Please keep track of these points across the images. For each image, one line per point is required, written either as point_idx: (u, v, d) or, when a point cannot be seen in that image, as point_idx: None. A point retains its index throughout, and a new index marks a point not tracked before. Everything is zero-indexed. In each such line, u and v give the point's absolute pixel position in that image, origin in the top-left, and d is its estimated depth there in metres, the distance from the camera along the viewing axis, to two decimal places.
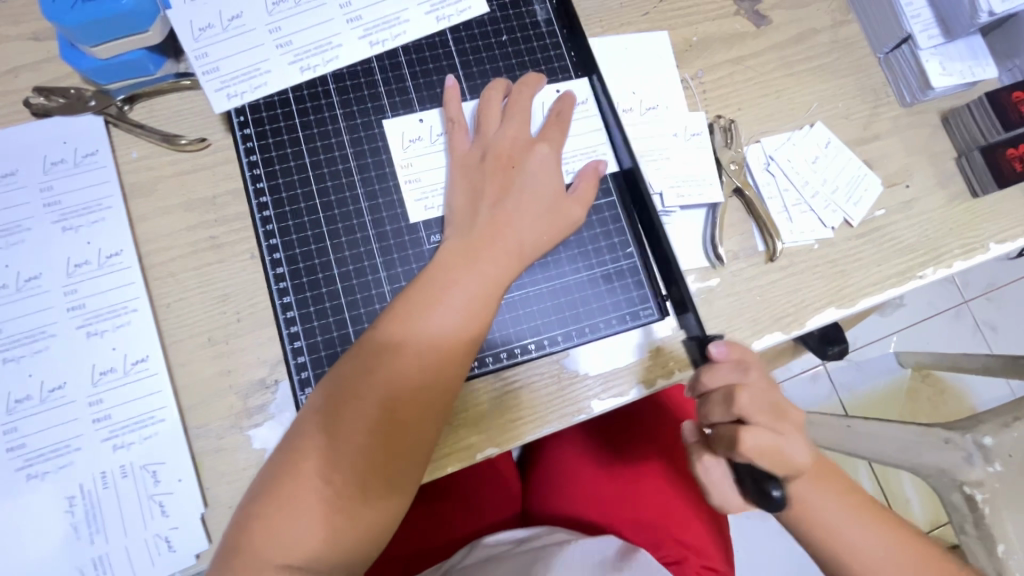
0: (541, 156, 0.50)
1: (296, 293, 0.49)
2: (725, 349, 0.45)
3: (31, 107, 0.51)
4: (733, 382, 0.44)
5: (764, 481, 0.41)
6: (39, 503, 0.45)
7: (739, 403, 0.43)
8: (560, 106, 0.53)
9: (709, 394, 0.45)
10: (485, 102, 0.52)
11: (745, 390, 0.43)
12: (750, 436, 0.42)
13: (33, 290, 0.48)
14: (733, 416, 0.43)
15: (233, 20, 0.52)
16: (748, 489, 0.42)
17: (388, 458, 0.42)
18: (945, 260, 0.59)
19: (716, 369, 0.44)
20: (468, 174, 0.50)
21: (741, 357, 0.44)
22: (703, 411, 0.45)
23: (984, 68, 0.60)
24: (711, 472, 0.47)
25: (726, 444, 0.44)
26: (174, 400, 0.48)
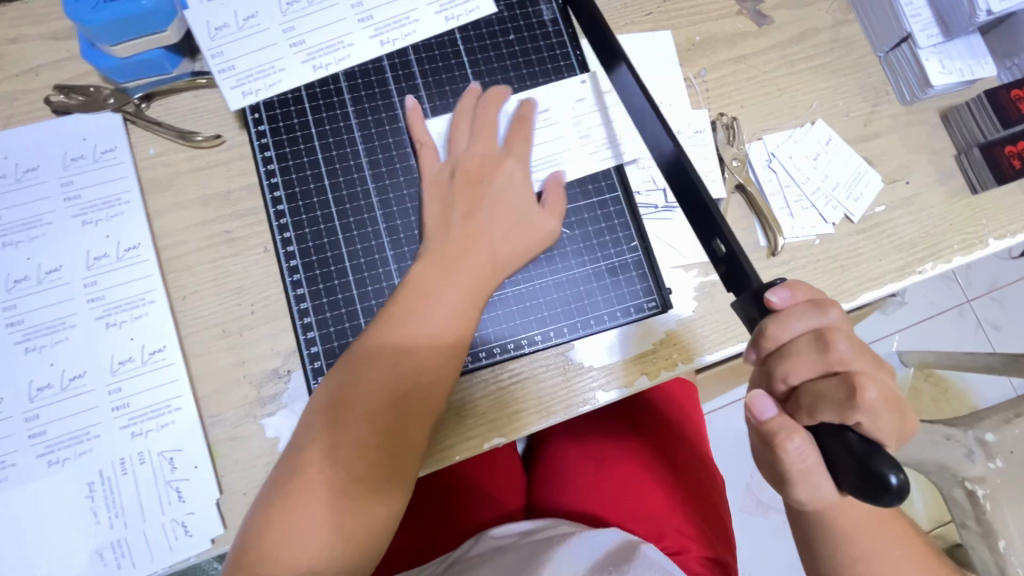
0: (507, 170, 0.52)
1: (308, 285, 0.51)
2: (795, 293, 0.38)
3: (51, 105, 0.53)
4: (818, 328, 0.37)
5: (877, 459, 0.32)
6: (59, 488, 0.46)
7: (838, 351, 0.36)
8: (522, 113, 0.54)
9: (793, 346, 0.37)
10: (455, 113, 0.54)
11: (842, 336, 0.36)
12: (870, 385, 0.34)
13: (54, 282, 0.50)
14: (828, 368, 0.36)
15: (248, 20, 0.53)
16: (853, 467, 0.33)
17: (382, 463, 0.43)
18: (945, 255, 0.60)
19: (796, 315, 0.37)
20: (439, 191, 0.51)
21: (817, 299, 0.38)
22: (783, 368, 0.37)
23: (984, 66, 0.61)
24: (806, 460, 0.36)
25: (830, 404, 0.35)
26: (190, 389, 0.49)
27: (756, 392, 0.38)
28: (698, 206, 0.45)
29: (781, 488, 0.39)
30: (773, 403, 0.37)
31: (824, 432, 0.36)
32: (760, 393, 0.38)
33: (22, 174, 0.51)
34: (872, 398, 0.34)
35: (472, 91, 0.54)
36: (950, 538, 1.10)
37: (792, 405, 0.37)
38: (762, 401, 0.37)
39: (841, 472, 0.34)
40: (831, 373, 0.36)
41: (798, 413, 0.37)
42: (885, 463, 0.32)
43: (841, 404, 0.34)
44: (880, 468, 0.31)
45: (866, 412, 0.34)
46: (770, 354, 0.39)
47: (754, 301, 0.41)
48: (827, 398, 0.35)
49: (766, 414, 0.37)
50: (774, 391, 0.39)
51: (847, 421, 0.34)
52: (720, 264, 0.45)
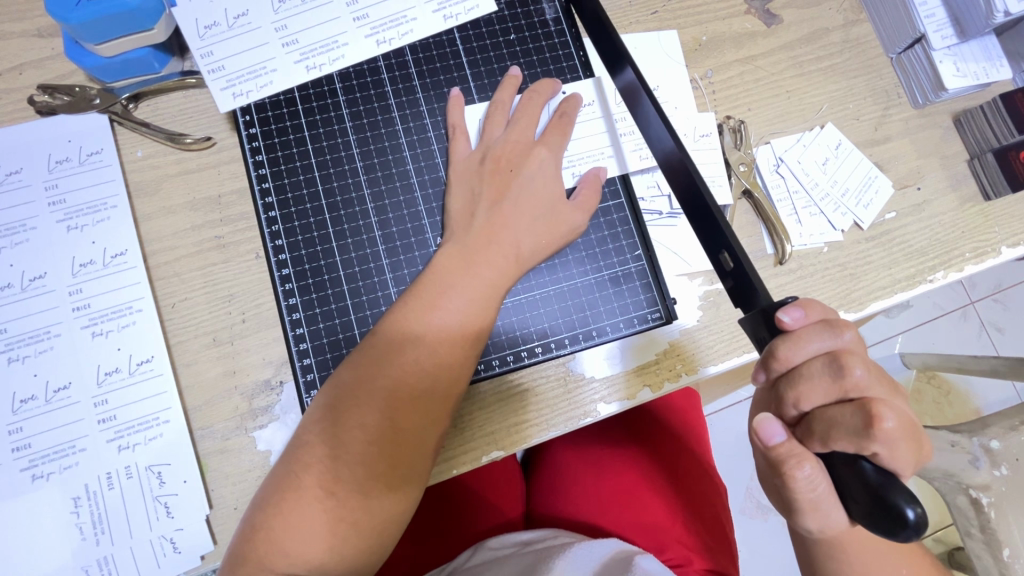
0: (539, 159, 0.50)
1: (301, 294, 0.49)
2: (808, 312, 0.36)
3: (35, 105, 0.51)
4: (833, 351, 0.36)
5: (894, 493, 0.31)
6: (44, 503, 0.45)
7: (854, 376, 0.34)
8: (565, 108, 0.52)
9: (806, 370, 0.36)
10: (495, 101, 0.52)
11: (858, 360, 0.35)
12: (888, 413, 0.33)
13: (38, 289, 0.48)
14: (843, 394, 0.35)
15: (238, 18, 0.51)
16: (866, 497, 0.32)
17: (389, 465, 0.42)
18: (956, 263, 0.58)
19: (810, 336, 0.36)
20: (468, 178, 0.50)
21: (831, 320, 0.37)
22: (795, 393, 0.36)
23: (998, 69, 0.59)
24: (815, 488, 0.35)
25: (845, 432, 0.34)
26: (178, 401, 0.47)
27: (765, 416, 0.36)
28: (707, 218, 0.43)
29: (789, 514, 0.38)
30: (782, 428, 0.36)
31: (837, 461, 0.34)
32: (768, 417, 0.36)
33: (5, 178, 0.50)
34: (890, 426, 0.32)
35: (514, 79, 0.53)
36: (951, 543, 1.10)
37: (803, 431, 0.36)
38: (771, 427, 0.36)
39: (853, 501, 0.33)
40: (846, 398, 0.35)
41: (812, 439, 0.36)
42: (901, 496, 0.31)
43: (857, 432, 0.33)
44: (897, 501, 0.30)
45: (884, 442, 0.32)
46: (781, 376, 0.37)
47: (763, 321, 0.38)
48: (842, 426, 0.34)
49: (775, 440, 0.36)
50: (785, 415, 0.37)
51: (862, 450, 0.33)
52: (729, 278, 0.43)
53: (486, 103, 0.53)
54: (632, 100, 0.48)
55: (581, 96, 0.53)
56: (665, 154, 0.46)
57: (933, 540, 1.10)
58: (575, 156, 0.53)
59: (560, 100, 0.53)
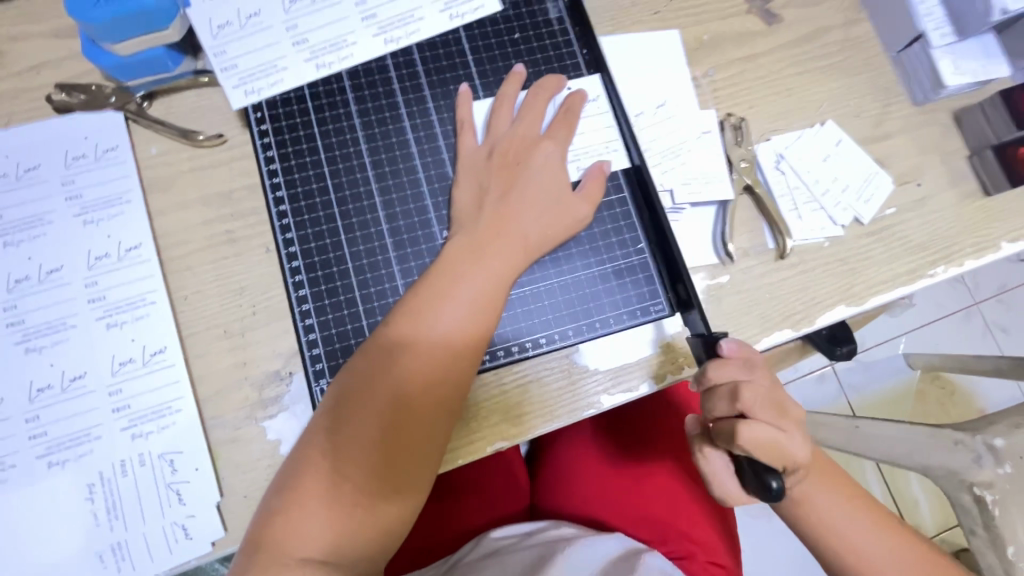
0: (545, 153, 0.51)
1: (310, 286, 0.50)
2: (740, 347, 0.45)
3: (54, 104, 0.52)
4: (739, 380, 0.44)
5: (764, 474, 0.42)
6: (59, 489, 0.46)
7: (743, 400, 0.43)
8: (570, 103, 0.53)
9: (717, 389, 0.45)
10: (501, 97, 0.53)
11: (750, 388, 0.43)
12: (751, 429, 0.43)
13: (55, 282, 0.49)
14: (735, 411, 0.44)
15: (250, 18, 0.53)
16: (738, 475, 0.45)
17: (403, 450, 0.43)
18: (956, 258, 0.59)
19: (730, 365, 0.44)
20: (475, 171, 0.51)
21: (751, 357, 0.45)
22: (707, 405, 0.46)
23: (998, 66, 0.59)
24: (715, 465, 0.48)
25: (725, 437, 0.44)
26: (190, 391, 0.49)
27: (687, 413, 0.50)
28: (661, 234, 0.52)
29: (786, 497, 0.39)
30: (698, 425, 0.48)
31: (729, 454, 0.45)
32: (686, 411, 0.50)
33: (23, 173, 0.51)
34: (756, 435, 0.43)
35: (518, 76, 0.54)
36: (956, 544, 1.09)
37: (714, 432, 0.46)
38: (688, 423, 0.49)
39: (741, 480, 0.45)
40: (739, 414, 0.44)
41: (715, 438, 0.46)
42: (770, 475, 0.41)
43: (730, 437, 0.44)
44: (767, 475, 0.41)
45: (744, 448, 0.43)
46: (703, 391, 0.46)
47: (703, 344, 0.47)
48: (726, 433, 0.44)
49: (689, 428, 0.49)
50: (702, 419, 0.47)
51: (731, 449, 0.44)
52: (680, 306, 0.52)
53: (491, 100, 0.54)
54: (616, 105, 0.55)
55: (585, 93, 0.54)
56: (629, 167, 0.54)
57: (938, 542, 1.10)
58: (581, 151, 0.54)
59: (565, 96, 0.54)
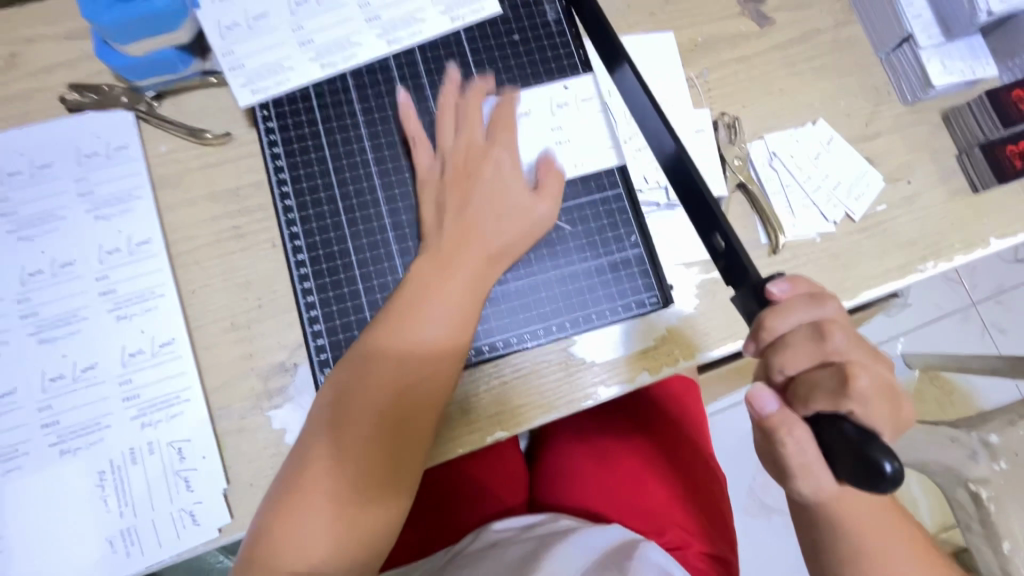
0: (494, 159, 0.52)
1: (315, 278, 0.52)
2: (795, 286, 0.40)
3: (66, 103, 0.54)
4: (817, 319, 0.38)
5: (872, 446, 0.33)
6: (71, 476, 0.47)
7: (834, 341, 0.37)
8: (503, 101, 0.54)
9: (791, 337, 0.38)
10: (439, 109, 0.54)
11: (838, 328, 0.37)
12: (861, 373, 0.36)
13: (67, 275, 0.51)
14: (818, 360, 0.37)
15: (258, 19, 0.54)
16: (849, 454, 0.34)
17: (392, 449, 0.45)
18: (946, 254, 0.60)
19: (795, 307, 0.38)
20: (430, 186, 0.52)
21: (816, 293, 0.40)
22: (780, 359, 0.38)
23: (984, 67, 0.61)
24: (805, 453, 0.37)
25: (824, 392, 0.36)
26: (198, 382, 0.50)
27: (756, 386, 0.38)
28: (699, 202, 0.46)
29: (784, 481, 0.40)
30: (774, 398, 0.38)
31: (824, 426, 0.36)
32: (761, 387, 0.38)
33: (37, 170, 0.53)
34: (860, 387, 0.35)
35: (456, 83, 0.55)
36: (955, 543, 1.10)
37: (800, 394, 0.37)
38: (763, 396, 0.38)
39: (838, 461, 0.35)
40: (826, 363, 0.37)
41: (797, 400, 0.38)
42: (879, 450, 0.32)
43: (833, 392, 0.36)
44: (876, 455, 0.32)
45: (857, 399, 0.35)
46: (768, 346, 0.39)
47: (753, 296, 0.42)
48: (821, 388, 0.36)
49: (768, 408, 0.38)
50: (772, 383, 0.39)
51: (841, 409, 0.35)
52: (720, 259, 0.46)
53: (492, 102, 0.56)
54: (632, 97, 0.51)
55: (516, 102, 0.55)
56: (660, 146, 0.49)
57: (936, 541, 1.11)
58: (529, 154, 0.55)
59: (493, 105, 0.55)
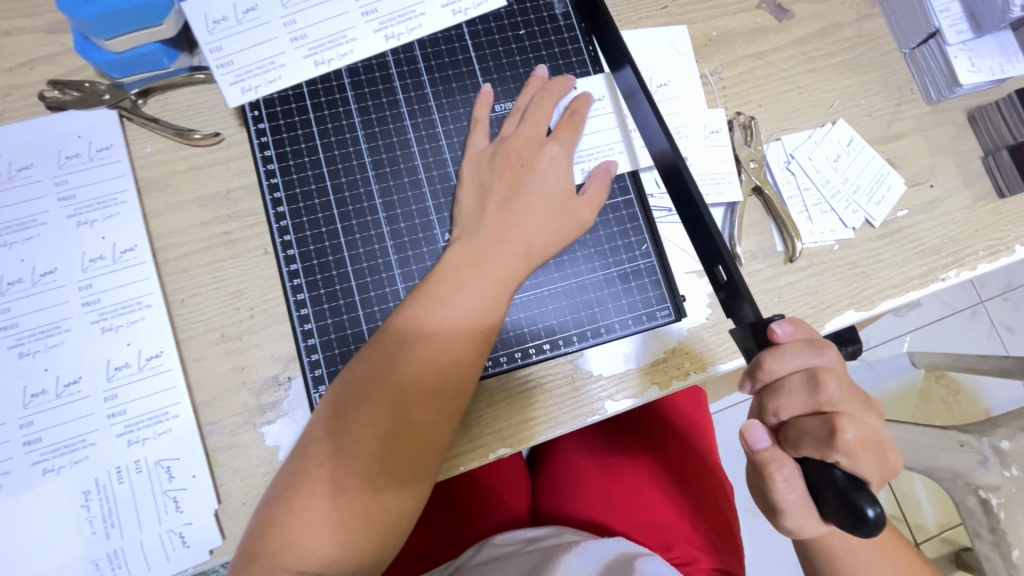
0: (549, 155, 0.50)
1: (309, 290, 0.49)
2: (797, 329, 0.37)
3: (45, 101, 0.51)
4: (812, 368, 0.36)
5: (856, 494, 0.33)
6: (54, 496, 0.45)
7: (827, 391, 0.36)
8: (576, 106, 0.52)
9: (785, 382, 0.37)
10: (513, 107, 0.52)
11: (832, 377, 0.36)
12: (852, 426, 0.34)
13: (48, 284, 0.48)
14: (812, 407, 0.36)
15: (248, 13, 0.51)
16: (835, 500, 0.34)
17: (399, 462, 0.42)
18: (968, 261, 0.57)
19: (792, 351, 0.37)
20: (478, 171, 0.50)
21: (815, 339, 0.37)
22: (774, 403, 0.37)
23: (1014, 64, 0.58)
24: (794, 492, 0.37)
25: (811, 440, 0.35)
26: (188, 397, 0.48)
27: (751, 422, 0.38)
28: (699, 228, 0.45)
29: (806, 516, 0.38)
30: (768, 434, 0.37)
31: (811, 466, 0.36)
32: (754, 423, 0.38)
33: (15, 173, 0.50)
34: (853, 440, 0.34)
35: (539, 79, 0.53)
36: (958, 544, 1.09)
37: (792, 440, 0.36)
38: (757, 432, 0.37)
39: (824, 504, 0.35)
40: (818, 411, 0.36)
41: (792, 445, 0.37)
42: (865, 497, 0.33)
43: (822, 442, 0.35)
44: (859, 501, 0.32)
45: (848, 451, 0.34)
46: (764, 387, 0.38)
47: (751, 334, 0.40)
48: (810, 435, 0.35)
49: (760, 444, 0.37)
50: (765, 424, 0.38)
51: (828, 458, 0.34)
52: (721, 289, 0.45)
53: (510, 107, 0.53)
54: (630, 100, 0.50)
55: (591, 93, 0.53)
56: (659, 152, 0.47)
57: (939, 542, 1.10)
58: (585, 153, 0.52)
59: (572, 99, 0.53)
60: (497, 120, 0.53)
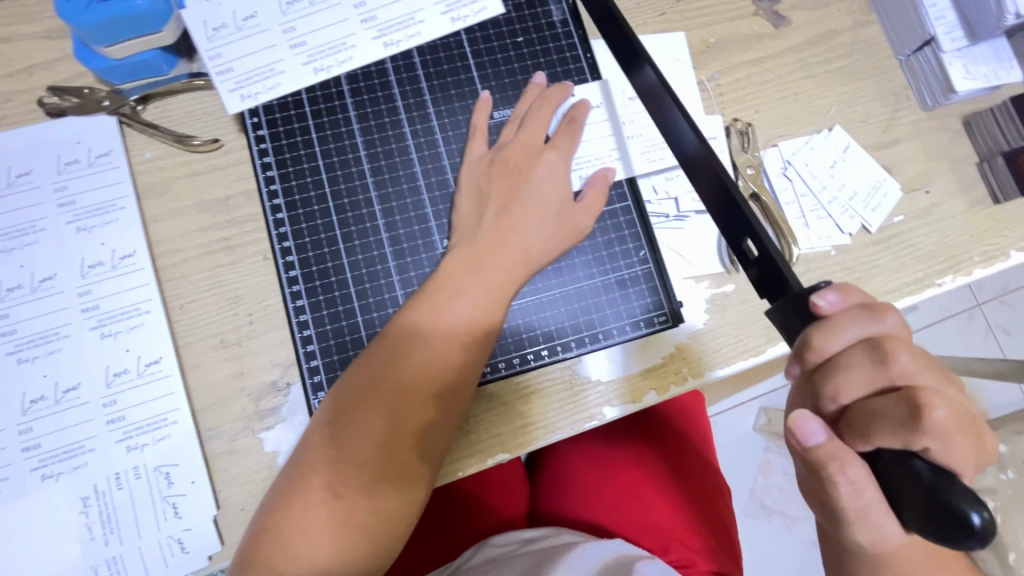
0: (547, 162, 0.50)
1: (308, 296, 0.49)
2: (844, 297, 0.36)
3: (45, 107, 0.51)
4: (877, 340, 0.35)
5: (955, 488, 0.30)
6: (53, 503, 0.45)
7: (897, 363, 0.34)
8: (574, 113, 0.52)
9: (844, 358, 0.35)
10: (511, 114, 0.53)
11: (901, 348, 0.34)
12: (937, 401, 0.32)
13: (47, 291, 0.48)
14: (881, 384, 0.34)
15: (247, 20, 0.51)
16: (920, 493, 0.31)
17: (398, 467, 0.42)
18: (964, 267, 0.58)
19: (848, 322, 0.35)
20: (476, 178, 0.50)
21: (871, 307, 0.36)
22: (833, 383, 0.35)
23: (1009, 71, 0.58)
24: (861, 494, 0.34)
25: (887, 423, 0.32)
26: (187, 403, 0.48)
27: (801, 413, 0.34)
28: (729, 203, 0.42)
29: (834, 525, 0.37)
30: (822, 427, 0.34)
31: (886, 454, 0.33)
32: (805, 414, 0.34)
33: (14, 179, 0.50)
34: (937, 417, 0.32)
35: (537, 87, 0.53)
36: None
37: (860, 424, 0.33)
38: (810, 424, 0.33)
39: (908, 501, 0.32)
40: (886, 388, 0.34)
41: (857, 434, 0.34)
42: (964, 497, 0.29)
43: (902, 424, 0.32)
44: (958, 500, 0.29)
45: (934, 432, 0.31)
46: (820, 366, 0.36)
47: (792, 311, 0.38)
48: (884, 419, 0.33)
49: (814, 440, 0.33)
50: (822, 409, 0.36)
51: (909, 441, 0.32)
52: (753, 267, 0.42)
53: (508, 114, 0.53)
54: (653, 101, 0.48)
55: (589, 101, 0.53)
56: (692, 154, 0.45)
57: None
58: (584, 160, 0.53)
59: (570, 106, 0.53)
60: (496, 127, 0.53)
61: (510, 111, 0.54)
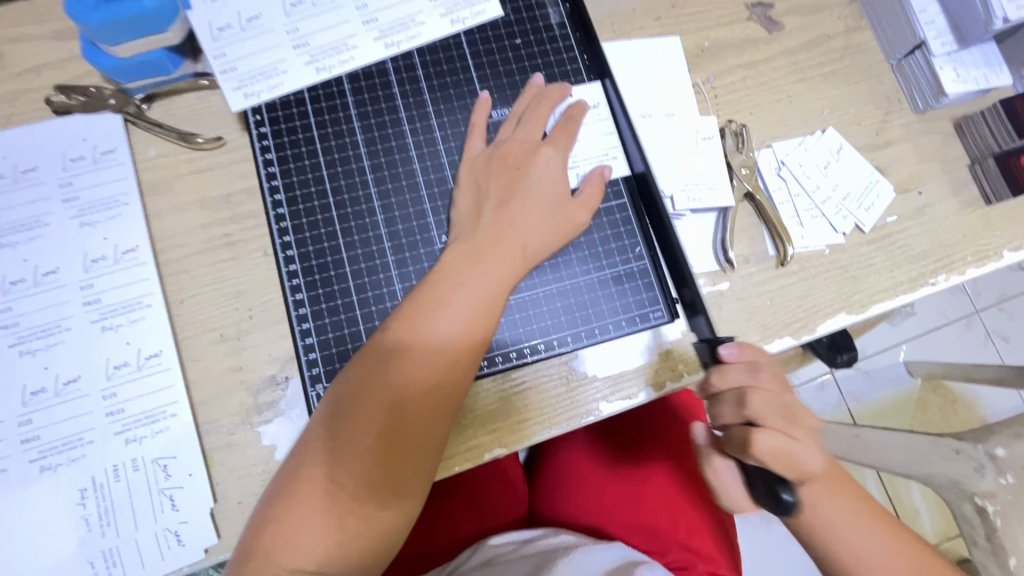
0: (544, 159, 0.51)
1: (308, 290, 0.50)
2: (740, 352, 0.44)
3: (52, 105, 0.52)
4: (745, 386, 0.44)
5: (776, 483, 0.42)
6: (51, 494, 0.45)
7: (752, 406, 0.43)
8: (571, 112, 0.53)
9: (721, 395, 0.45)
10: (509, 113, 0.54)
11: (758, 395, 0.43)
12: (764, 438, 0.42)
13: (50, 284, 0.49)
14: (743, 419, 0.44)
15: (251, 21, 0.52)
16: (757, 487, 0.43)
17: (397, 459, 0.42)
18: (958, 267, 0.58)
19: (730, 370, 0.44)
20: (474, 174, 0.51)
21: (755, 361, 0.44)
22: (715, 411, 0.46)
23: (999, 75, 0.59)
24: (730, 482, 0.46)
25: (736, 446, 0.43)
26: (186, 396, 0.48)
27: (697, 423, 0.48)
28: (668, 249, 0.52)
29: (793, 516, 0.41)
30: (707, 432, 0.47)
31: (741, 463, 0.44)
32: (699, 424, 0.48)
33: (21, 175, 0.51)
34: (769, 445, 0.42)
35: (535, 86, 0.54)
36: (958, 554, 1.08)
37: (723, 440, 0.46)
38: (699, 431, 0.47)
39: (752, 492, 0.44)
40: (746, 422, 0.43)
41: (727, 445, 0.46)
42: (781, 484, 0.42)
43: (742, 446, 0.43)
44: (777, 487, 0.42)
45: (760, 456, 0.42)
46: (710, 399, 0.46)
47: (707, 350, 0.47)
48: (736, 441, 0.44)
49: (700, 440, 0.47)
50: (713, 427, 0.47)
51: (749, 458, 0.43)
52: (688, 304, 0.52)
53: (506, 113, 0.54)
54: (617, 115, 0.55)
55: (586, 100, 0.54)
56: (636, 172, 0.53)
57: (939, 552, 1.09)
58: (580, 158, 0.54)
59: (567, 106, 0.54)
60: (495, 126, 0.54)
61: (507, 110, 0.55)
